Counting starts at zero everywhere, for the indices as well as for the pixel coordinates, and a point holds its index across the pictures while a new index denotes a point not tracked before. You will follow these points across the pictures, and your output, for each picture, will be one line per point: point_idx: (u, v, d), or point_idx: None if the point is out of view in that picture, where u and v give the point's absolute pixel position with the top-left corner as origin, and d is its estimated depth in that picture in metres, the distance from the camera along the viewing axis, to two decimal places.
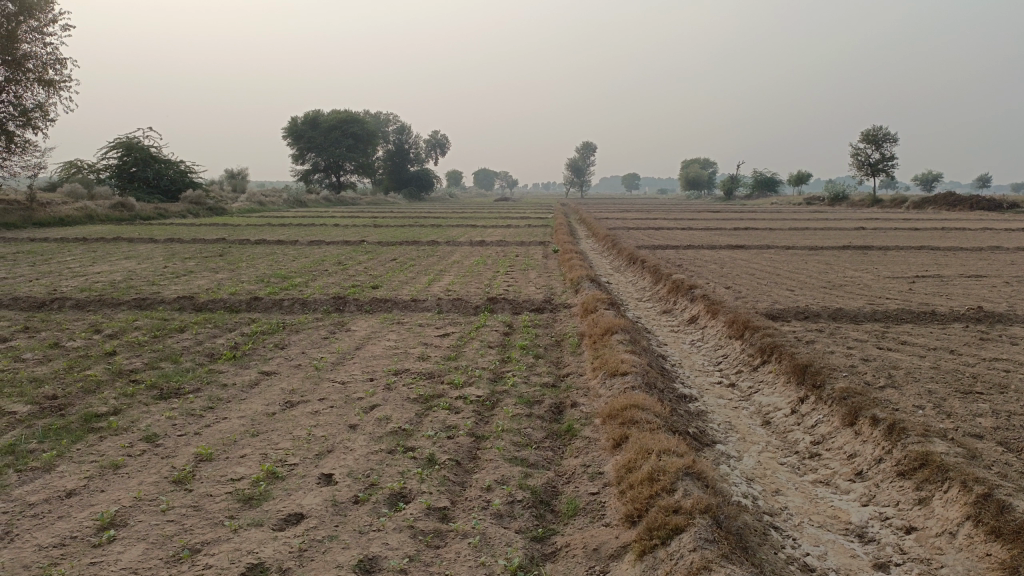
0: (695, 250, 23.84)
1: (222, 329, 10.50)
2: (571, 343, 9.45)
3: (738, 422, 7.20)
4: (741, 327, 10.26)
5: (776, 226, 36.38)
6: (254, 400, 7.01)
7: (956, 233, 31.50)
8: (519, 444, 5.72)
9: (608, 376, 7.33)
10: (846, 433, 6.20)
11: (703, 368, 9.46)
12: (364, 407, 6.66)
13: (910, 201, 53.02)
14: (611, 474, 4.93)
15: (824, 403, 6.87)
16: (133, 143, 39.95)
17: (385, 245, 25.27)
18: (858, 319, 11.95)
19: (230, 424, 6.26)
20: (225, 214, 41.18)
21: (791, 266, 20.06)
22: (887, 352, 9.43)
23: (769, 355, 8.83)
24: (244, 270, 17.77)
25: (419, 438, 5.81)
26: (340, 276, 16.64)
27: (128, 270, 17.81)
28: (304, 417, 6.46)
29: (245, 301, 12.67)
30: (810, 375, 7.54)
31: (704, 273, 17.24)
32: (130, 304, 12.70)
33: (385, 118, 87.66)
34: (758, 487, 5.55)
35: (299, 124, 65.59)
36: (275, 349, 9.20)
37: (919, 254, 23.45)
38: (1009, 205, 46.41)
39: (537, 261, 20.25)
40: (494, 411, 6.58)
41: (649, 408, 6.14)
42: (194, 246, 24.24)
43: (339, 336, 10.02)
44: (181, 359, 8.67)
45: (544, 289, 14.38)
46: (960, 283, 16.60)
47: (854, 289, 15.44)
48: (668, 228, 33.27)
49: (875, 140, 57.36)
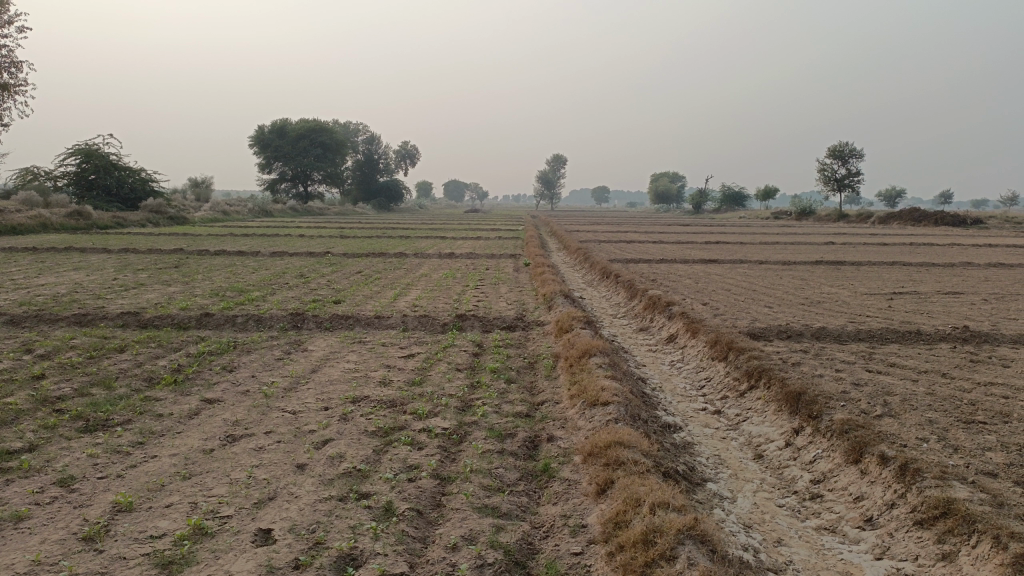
0: (668, 264, 23.39)
1: (166, 350, 9.66)
2: (545, 365, 8.78)
3: (728, 455, 6.60)
4: (724, 348, 9.68)
5: (748, 240, 36.17)
6: (192, 434, 6.24)
7: (925, 249, 31.42)
8: (489, 488, 5.04)
9: (588, 406, 6.67)
10: (851, 472, 5.62)
11: (686, 392, 8.84)
12: (315, 443, 5.94)
13: (876, 217, 53.44)
14: (598, 529, 4.29)
15: (822, 436, 6.30)
16: (92, 150, 38.56)
17: (350, 257, 24.39)
18: (843, 339, 11.44)
19: (159, 466, 5.50)
20: (187, 223, 39.96)
21: (765, 281, 19.70)
22: (879, 376, 8.91)
23: (756, 380, 8.27)
24: (199, 283, 16.84)
25: (376, 481, 5.10)
26: (301, 290, 15.84)
27: (74, 282, 16.78)
28: (246, 454, 5.71)
29: (195, 317, 11.81)
30: (805, 403, 6.97)
31: (679, 288, 16.74)
32: (70, 320, 11.76)
33: (354, 128, 86.67)
34: (758, 537, 4.93)
35: (266, 132, 64.28)
36: (222, 373, 8.41)
37: (894, 270, 23.22)
38: (972, 221, 46.88)
39: (508, 274, 19.62)
40: (462, 446, 5.89)
41: (635, 445, 5.50)
42: (149, 257, 23.17)
43: (295, 357, 9.27)
44: (117, 384, 7.84)
45: (516, 305, 13.74)
46: (938, 300, 16.29)
47: (833, 306, 15.02)
48: (640, 242, 32.88)
49: (841, 156, 57.82)
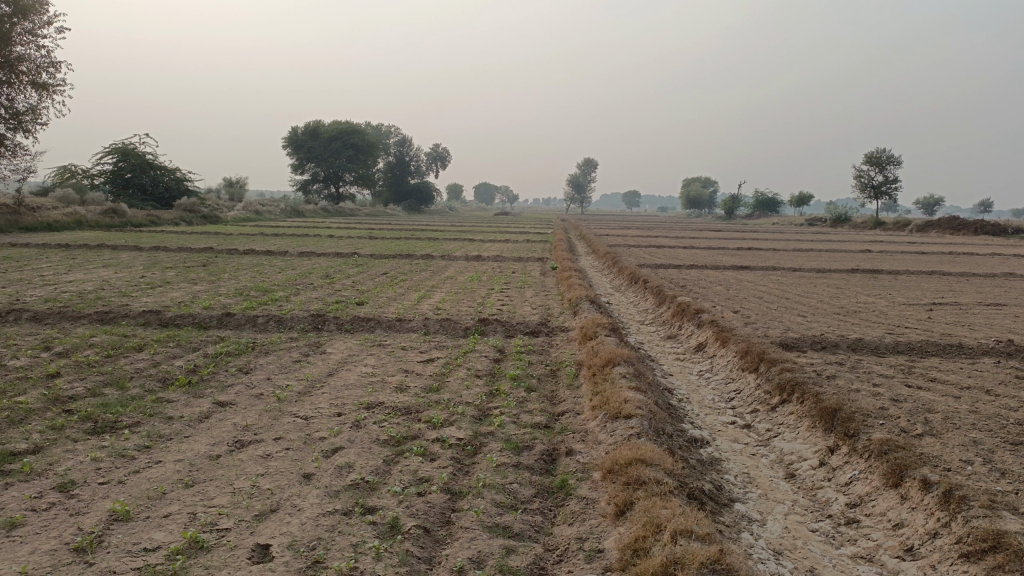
0: (699, 270, 22.93)
1: (184, 349, 9.54)
2: (567, 373, 8.50)
3: (757, 474, 6.26)
4: (755, 358, 9.30)
5: (781, 246, 35.51)
6: (201, 439, 6.06)
7: (965, 258, 30.49)
8: (501, 505, 4.77)
9: (610, 418, 6.38)
10: (890, 496, 5.26)
11: (714, 404, 8.50)
12: (324, 451, 5.72)
13: (913, 225, 52.26)
14: (615, 555, 4.01)
15: (859, 457, 5.93)
16: (129, 149, 39.04)
17: (377, 258, 24.27)
18: (879, 352, 10.99)
19: (162, 472, 5.31)
20: (219, 222, 40.31)
21: (798, 289, 19.19)
22: (919, 391, 8.48)
23: (788, 393, 7.90)
24: (225, 282, 16.79)
25: (383, 495, 4.85)
26: (325, 291, 15.72)
27: (102, 279, 16.85)
28: (252, 462, 5.50)
29: (216, 317, 11.71)
30: (841, 420, 6.60)
31: (709, 295, 16.34)
32: (92, 318, 11.71)
33: (387, 131, 87.04)
34: (789, 565, 4.61)
35: (299, 133, 64.74)
36: (237, 375, 8.25)
37: (932, 279, 22.52)
38: (1014, 230, 45.57)
39: (535, 278, 19.35)
40: (476, 459, 5.63)
41: (658, 463, 5.20)
42: (179, 255, 23.26)
43: (312, 360, 9.08)
44: (130, 385, 7.70)
45: (541, 310, 13.46)
46: (980, 312, 15.70)
47: (869, 317, 14.53)
48: (669, 247, 32.43)
49: (878, 162, 56.64)
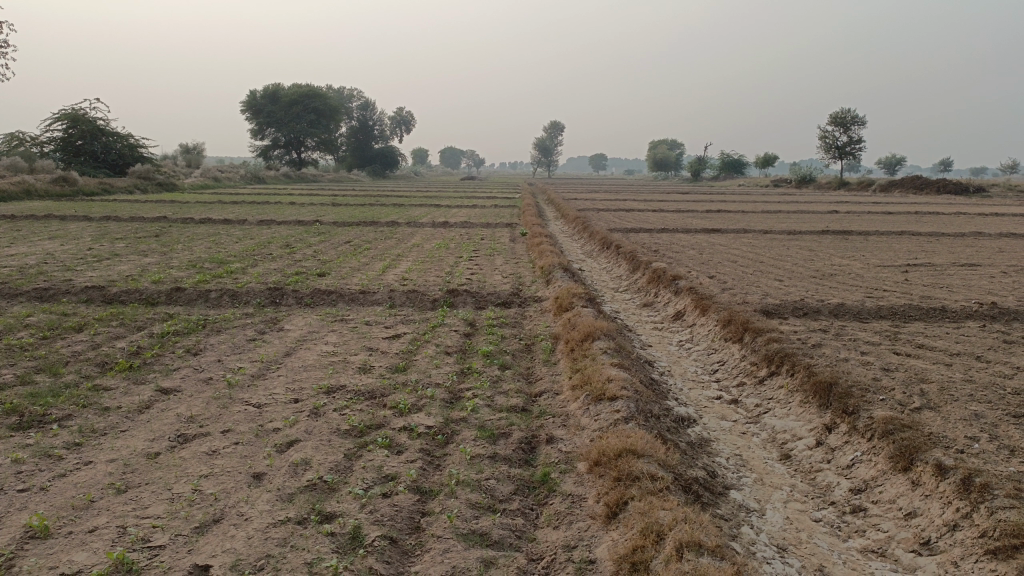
0: (670, 234, 22.53)
1: (128, 329, 8.82)
2: (543, 348, 7.98)
3: (751, 455, 5.82)
4: (739, 328, 8.84)
5: (749, 208, 35.29)
6: (139, 434, 5.42)
7: (932, 217, 30.40)
8: (476, 507, 4.24)
9: (593, 401, 5.87)
10: (899, 482, 4.84)
11: (698, 377, 8.04)
12: (278, 445, 5.13)
13: (877, 185, 52.43)
14: (609, 569, 3.53)
15: (862, 438, 5.51)
16: (79, 115, 37.31)
17: (340, 226, 23.43)
18: (862, 317, 10.61)
19: (91, 476, 4.68)
20: (176, 190, 38.90)
21: (772, 251, 18.84)
22: (910, 360, 8.09)
23: (777, 365, 7.47)
24: (178, 253, 15.91)
25: (343, 498, 4.30)
26: (285, 262, 14.96)
27: (46, 252, 15.85)
28: (195, 461, 4.89)
29: (165, 291, 10.95)
30: (838, 396, 6.18)
31: (683, 260, 15.90)
32: (30, 295, 10.85)
33: (349, 93, 85.01)
34: (797, 564, 4.16)
35: (258, 98, 62.87)
36: (185, 357, 7.58)
37: (903, 240, 22.36)
38: (975, 189, 45.79)
39: (504, 245, 18.72)
40: (447, 450, 5.09)
41: (649, 454, 4.73)
42: (131, 225, 22.20)
43: (268, 338, 8.43)
44: (64, 371, 6.98)
45: (512, 279, 12.89)
46: (956, 272, 15.47)
47: (846, 280, 14.19)
48: (638, 210, 31.94)
49: (842, 123, 56.59)
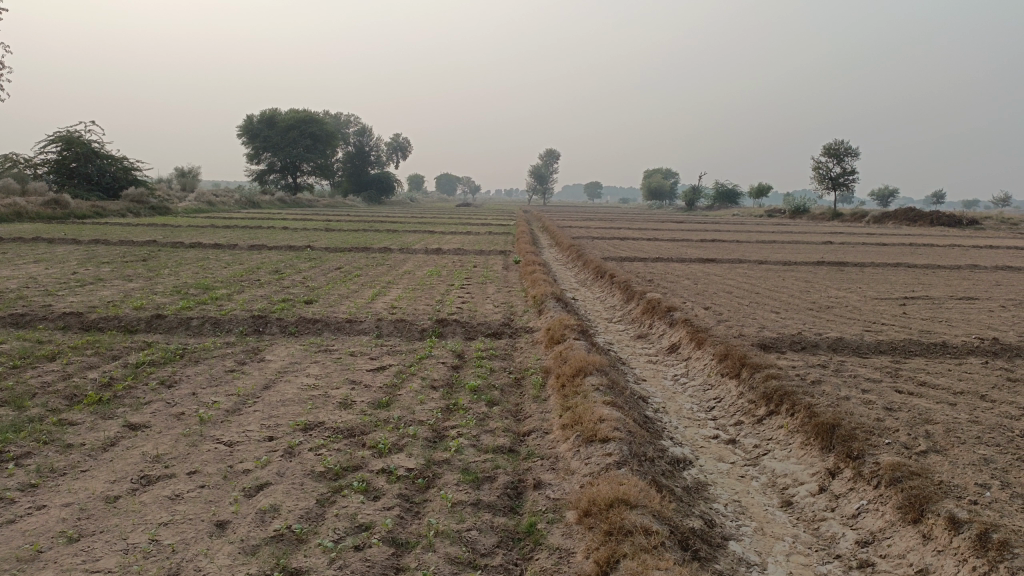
0: (664, 263, 22.33)
1: (102, 358, 8.47)
2: (533, 383, 7.68)
3: (750, 501, 5.51)
4: (736, 363, 8.55)
5: (744, 238, 35.22)
6: (100, 475, 5.07)
7: (927, 249, 30.24)
8: (456, 563, 3.92)
9: (583, 442, 5.57)
10: (909, 535, 4.54)
11: (693, 415, 7.73)
12: (246, 489, 4.80)
13: (870, 216, 52.49)
14: None
15: (868, 486, 5.21)
16: (74, 137, 37.14)
17: (332, 252, 23.15)
18: (862, 352, 10.32)
19: (42, 522, 4.31)
20: (169, 213, 38.65)
21: (768, 282, 18.62)
22: (914, 398, 7.79)
23: (776, 403, 7.18)
24: (164, 279, 15.60)
25: (312, 551, 3.97)
26: (272, 288, 14.65)
27: (29, 276, 15.50)
28: (156, 507, 4.55)
29: (145, 318, 10.63)
30: (841, 439, 5.89)
31: (678, 290, 15.66)
32: (5, 321, 10.50)
33: (346, 119, 85.24)
34: None
35: (255, 122, 62.86)
36: (158, 389, 7.25)
37: (899, 272, 22.16)
38: (967, 222, 45.78)
39: (496, 272, 18.48)
40: (428, 496, 4.78)
41: (643, 504, 4.43)
42: (119, 249, 21.86)
43: (247, 369, 8.12)
44: (30, 404, 6.62)
45: (503, 309, 12.62)
46: (954, 306, 15.24)
47: (844, 312, 13.95)
48: (633, 239, 31.76)
49: (836, 154, 56.78)
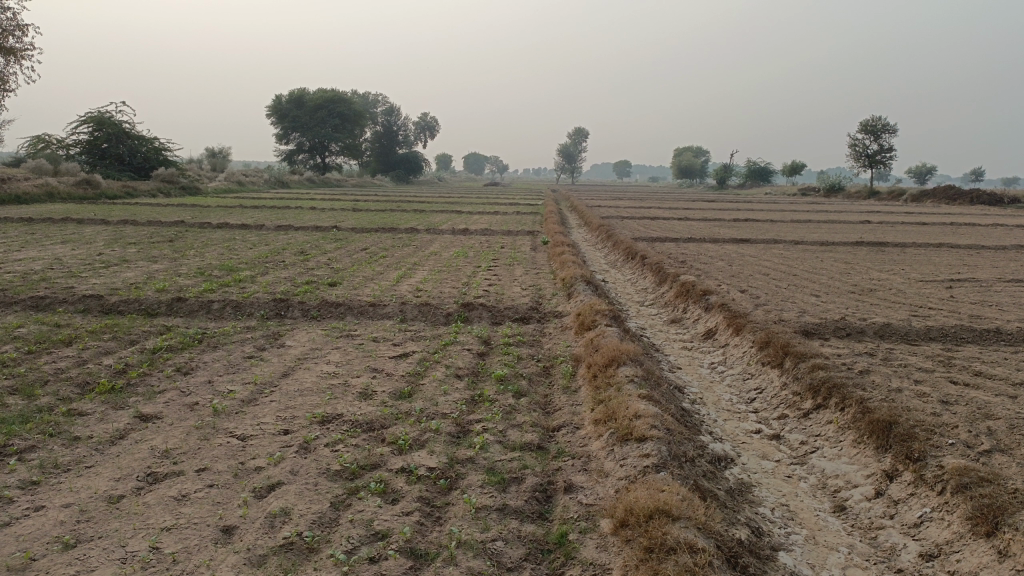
0: (697, 243, 21.76)
1: (120, 343, 8.23)
2: (563, 372, 7.30)
3: (799, 505, 5.09)
4: (778, 352, 8.07)
5: (778, 217, 34.36)
6: (104, 472, 4.79)
7: (970, 229, 29.25)
8: None
9: (618, 441, 5.18)
10: (981, 550, 4.10)
11: (733, 407, 7.30)
12: (256, 490, 4.48)
13: (908, 195, 51.12)
14: None
15: (931, 492, 4.75)
16: (105, 118, 37.22)
17: (358, 232, 22.87)
18: (910, 339, 9.77)
19: (39, 526, 4.02)
20: (200, 193, 38.73)
21: (805, 263, 17.99)
22: (971, 391, 7.26)
23: (823, 396, 6.71)
24: (188, 260, 15.39)
25: (323, 564, 3.63)
26: (297, 270, 14.37)
27: (55, 258, 15.38)
28: (160, 509, 4.25)
29: (166, 301, 10.40)
30: (899, 437, 5.43)
31: (713, 272, 15.13)
32: (26, 304, 10.30)
33: (375, 99, 84.89)
34: None
35: (284, 102, 62.82)
36: (173, 377, 6.97)
37: (942, 253, 21.33)
38: (1010, 200, 44.32)
39: (524, 254, 18.07)
40: (451, 499, 4.42)
41: (686, 516, 4.03)
42: (147, 230, 21.76)
43: (266, 356, 7.83)
44: (40, 392, 6.36)
45: (531, 292, 12.21)
46: (1004, 289, 14.56)
47: (888, 295, 13.33)
48: (664, 219, 31.10)
49: (873, 131, 55.25)
